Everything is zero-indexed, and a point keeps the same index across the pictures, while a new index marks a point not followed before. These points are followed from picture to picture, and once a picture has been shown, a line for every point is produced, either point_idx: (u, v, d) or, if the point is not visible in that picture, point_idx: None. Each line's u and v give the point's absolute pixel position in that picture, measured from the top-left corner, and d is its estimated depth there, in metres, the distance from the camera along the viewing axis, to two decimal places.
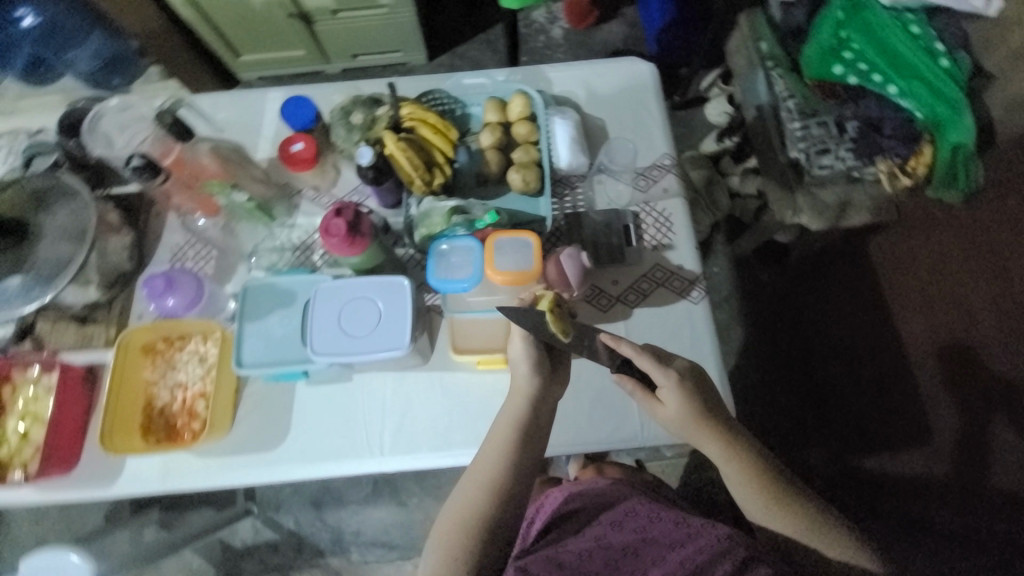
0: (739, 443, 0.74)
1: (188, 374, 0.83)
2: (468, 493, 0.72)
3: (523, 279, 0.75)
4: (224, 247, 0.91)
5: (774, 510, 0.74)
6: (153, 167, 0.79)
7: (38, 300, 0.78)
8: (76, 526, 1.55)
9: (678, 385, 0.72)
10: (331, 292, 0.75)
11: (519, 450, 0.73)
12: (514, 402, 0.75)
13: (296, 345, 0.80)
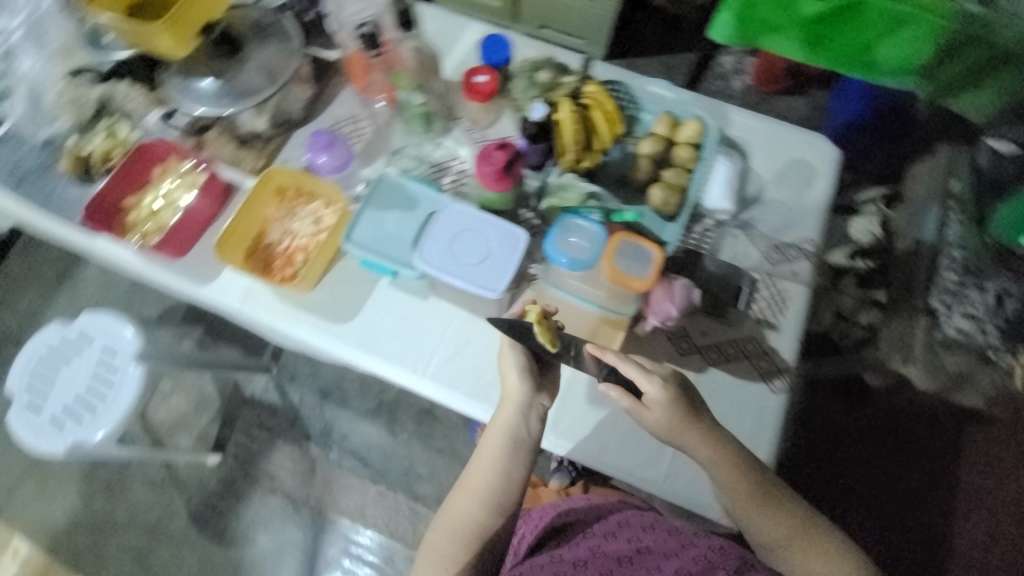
0: (732, 456, 0.76)
1: (301, 226, 0.89)
2: (463, 502, 0.82)
3: (629, 285, 0.76)
4: (375, 136, 0.98)
5: (762, 515, 0.77)
6: (373, 40, 0.88)
7: (225, 109, 0.90)
8: (130, 309, 1.71)
9: (663, 390, 0.75)
10: (456, 215, 0.78)
11: (509, 458, 0.80)
12: (504, 412, 0.80)
13: (401, 245, 0.85)
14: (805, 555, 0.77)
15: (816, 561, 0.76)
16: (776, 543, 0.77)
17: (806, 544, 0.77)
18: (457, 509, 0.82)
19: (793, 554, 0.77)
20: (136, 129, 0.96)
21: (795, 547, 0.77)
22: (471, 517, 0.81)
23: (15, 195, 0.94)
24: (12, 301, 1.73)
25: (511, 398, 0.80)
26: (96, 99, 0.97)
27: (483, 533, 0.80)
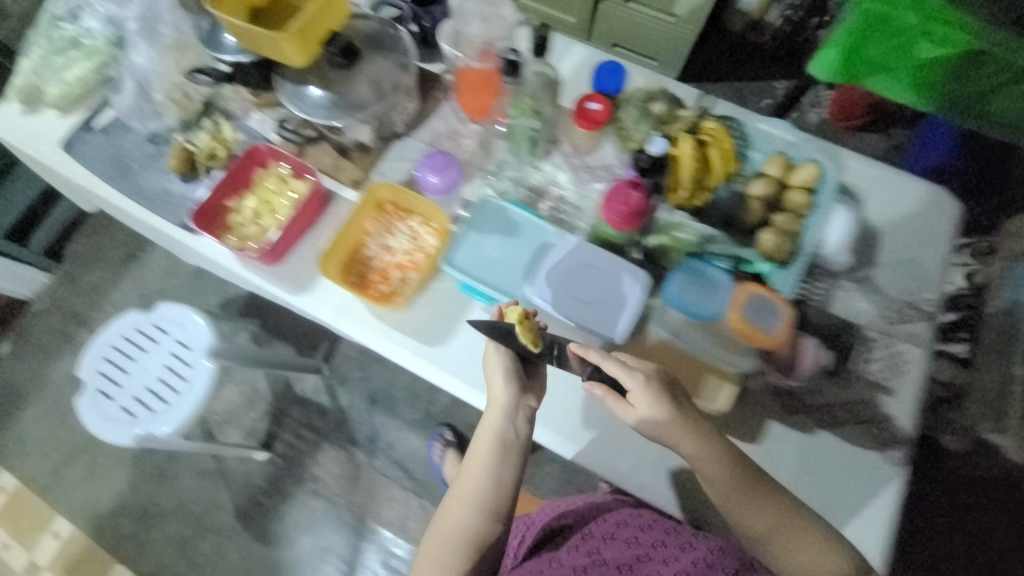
0: (712, 440, 0.72)
1: (398, 243, 0.88)
2: (456, 512, 0.78)
3: (758, 338, 0.76)
4: (474, 154, 0.96)
5: (753, 505, 0.72)
6: (518, 67, 0.87)
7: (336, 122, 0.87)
8: (192, 297, 1.74)
9: (648, 385, 0.72)
10: (584, 252, 0.80)
11: (499, 459, 0.79)
12: (491, 415, 0.79)
13: (503, 272, 0.82)
14: (796, 546, 0.71)
15: (806, 553, 0.71)
16: (766, 534, 0.72)
17: (799, 538, 0.71)
18: (451, 517, 0.78)
19: (786, 546, 0.71)
20: (238, 130, 0.97)
21: (786, 542, 0.71)
22: (468, 528, 0.78)
23: (121, 189, 0.95)
24: (79, 279, 1.76)
25: (496, 400, 0.79)
26: (203, 98, 0.98)
27: (481, 543, 0.78)
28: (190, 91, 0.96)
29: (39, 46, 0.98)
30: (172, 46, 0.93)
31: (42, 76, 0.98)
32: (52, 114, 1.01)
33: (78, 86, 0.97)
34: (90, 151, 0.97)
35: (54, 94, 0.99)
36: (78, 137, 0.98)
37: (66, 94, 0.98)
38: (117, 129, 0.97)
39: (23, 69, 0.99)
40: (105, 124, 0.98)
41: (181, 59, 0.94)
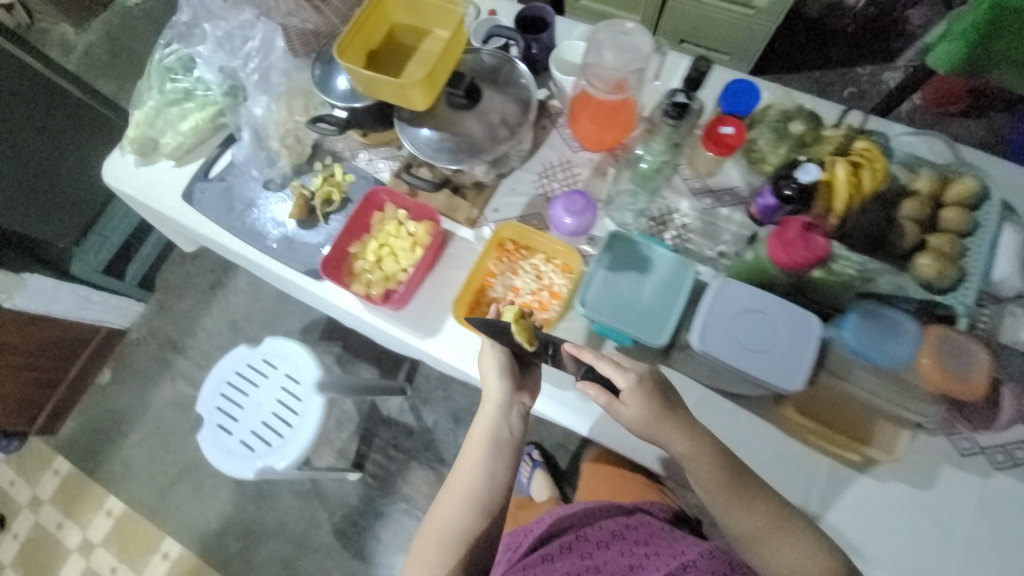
0: (699, 440, 0.72)
1: (522, 283, 0.85)
2: (451, 507, 0.80)
3: (955, 389, 0.69)
4: (589, 184, 0.92)
5: (740, 506, 0.72)
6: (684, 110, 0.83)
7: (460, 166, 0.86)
8: (275, 321, 1.79)
9: (637, 385, 0.73)
10: (731, 293, 0.68)
11: (491, 458, 0.81)
12: (486, 412, 0.82)
13: (644, 313, 0.78)
14: (779, 550, 0.71)
15: (789, 552, 0.71)
16: (752, 537, 0.72)
17: (782, 542, 0.71)
18: (446, 513, 0.80)
19: (769, 549, 0.72)
20: (349, 171, 0.97)
21: (771, 545, 0.71)
22: (458, 523, 0.79)
23: (243, 238, 0.96)
24: (171, 307, 1.85)
25: (491, 398, 0.81)
26: (315, 141, 0.98)
27: (469, 542, 0.79)
28: (303, 135, 0.97)
29: (154, 98, 0.99)
30: (286, 91, 0.95)
31: (156, 128, 0.99)
32: (167, 164, 1.02)
33: (193, 135, 0.99)
34: (209, 200, 0.99)
35: (168, 144, 0.99)
36: (195, 187, 1.00)
37: (182, 144, 0.99)
38: (234, 177, 0.99)
39: (136, 121, 0.99)
40: (222, 172, 1.00)
41: (295, 105, 0.96)
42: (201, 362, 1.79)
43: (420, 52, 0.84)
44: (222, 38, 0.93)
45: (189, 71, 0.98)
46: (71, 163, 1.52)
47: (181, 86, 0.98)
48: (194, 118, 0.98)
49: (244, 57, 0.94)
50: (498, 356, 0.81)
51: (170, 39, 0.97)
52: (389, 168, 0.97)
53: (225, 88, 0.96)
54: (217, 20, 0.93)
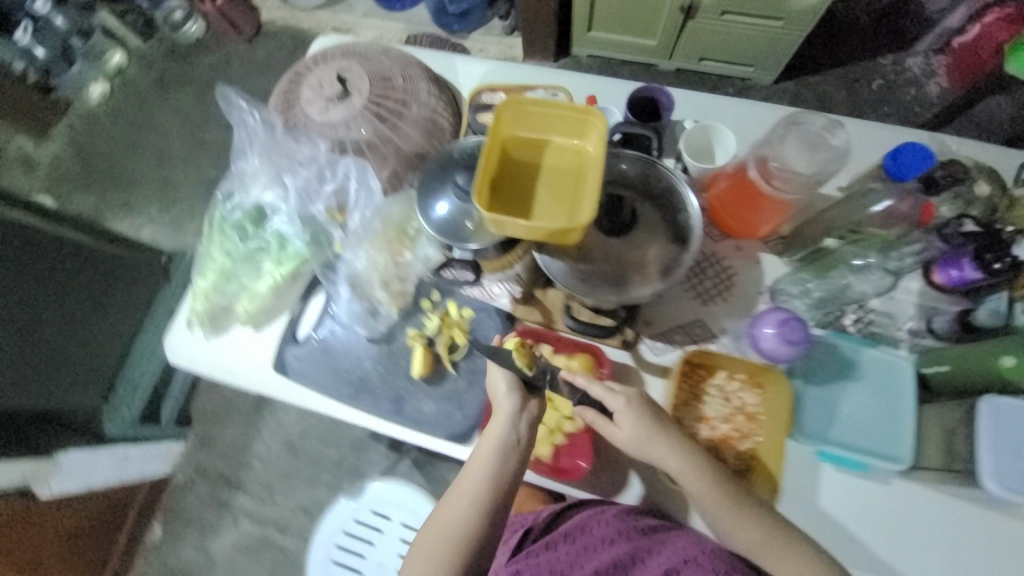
0: (693, 449, 0.68)
1: (713, 411, 0.74)
2: (453, 510, 0.70)
3: None
4: (744, 276, 0.81)
5: (739, 513, 0.67)
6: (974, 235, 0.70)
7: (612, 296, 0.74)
8: (336, 434, 1.62)
9: (631, 402, 0.69)
10: (1014, 414, 0.62)
11: (498, 467, 0.70)
12: (495, 420, 0.72)
13: (870, 428, 0.69)
14: (776, 559, 0.66)
15: (791, 563, 0.65)
16: (752, 546, 0.67)
17: (781, 552, 0.65)
18: (448, 519, 0.70)
19: (766, 559, 0.66)
20: (464, 304, 0.84)
21: (766, 554, 0.66)
22: (456, 535, 0.69)
23: (361, 404, 0.82)
24: (214, 440, 1.65)
25: (500, 408, 0.72)
26: (419, 277, 0.84)
27: (471, 557, 0.68)
28: (407, 273, 0.83)
29: (219, 260, 0.84)
30: (382, 228, 0.82)
31: (228, 293, 0.85)
32: (243, 331, 0.87)
33: (272, 294, 0.84)
34: (307, 366, 0.84)
35: (244, 310, 0.85)
36: (285, 353, 0.85)
37: (261, 305, 0.85)
38: (333, 334, 0.84)
39: (202, 290, 0.85)
40: (313, 330, 0.85)
41: (393, 242, 0.82)
42: (263, 495, 1.61)
43: (550, 173, 0.73)
44: (303, 184, 0.82)
45: (257, 222, 0.83)
46: (92, 312, 1.34)
47: (250, 240, 0.83)
48: (271, 275, 0.83)
49: (332, 200, 0.82)
50: (502, 369, 0.74)
51: (231, 191, 0.85)
52: (508, 293, 0.84)
53: (304, 237, 0.82)
54: (294, 165, 0.82)
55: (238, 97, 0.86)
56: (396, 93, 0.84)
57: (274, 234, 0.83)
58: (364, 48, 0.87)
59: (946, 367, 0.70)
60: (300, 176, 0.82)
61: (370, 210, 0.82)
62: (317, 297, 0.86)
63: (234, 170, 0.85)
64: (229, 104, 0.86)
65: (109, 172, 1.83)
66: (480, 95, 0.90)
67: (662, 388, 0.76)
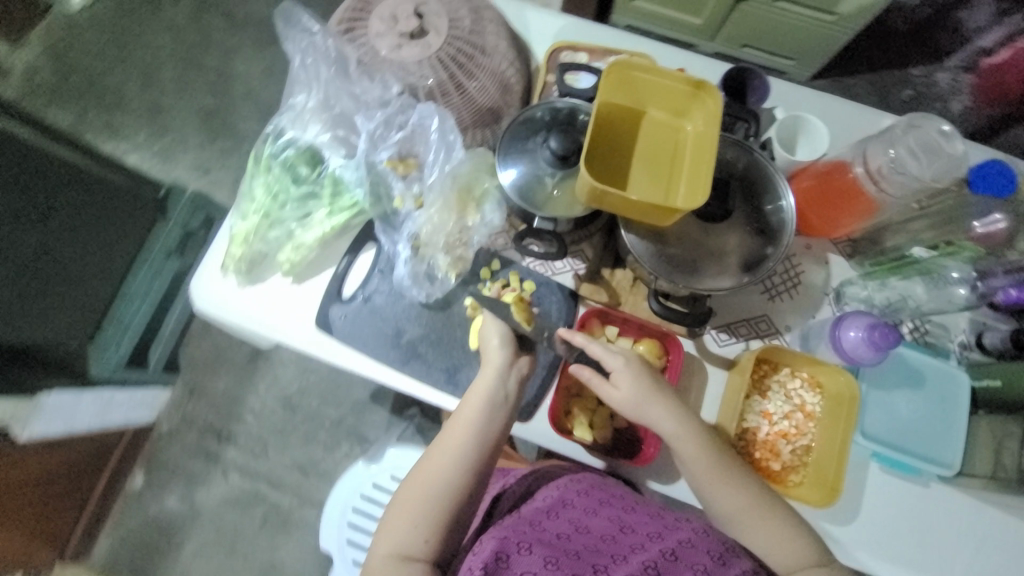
0: (688, 417, 0.68)
1: (775, 407, 0.74)
2: (436, 461, 0.66)
3: None
4: (810, 275, 0.80)
5: (725, 478, 0.67)
6: None
7: (690, 283, 0.71)
8: (338, 393, 1.57)
9: (630, 367, 0.70)
10: None
11: (485, 417, 0.68)
12: (484, 374, 0.70)
13: (924, 433, 0.72)
14: (756, 528, 0.66)
15: (773, 532, 0.65)
16: (733, 513, 0.66)
17: (761, 521, 0.66)
18: (431, 468, 0.66)
19: (747, 528, 0.66)
20: (526, 277, 0.79)
21: (747, 522, 0.66)
22: (440, 486, 0.65)
23: (413, 371, 0.78)
24: (205, 389, 1.57)
25: (492, 360, 0.70)
26: (480, 244, 0.79)
27: (455, 506, 0.65)
28: (469, 239, 0.77)
29: (265, 201, 0.76)
30: (451, 189, 0.76)
31: (270, 239, 0.77)
32: (281, 281, 0.80)
33: (318, 245, 0.77)
34: (352, 327, 0.78)
35: (286, 259, 0.77)
36: (328, 311, 0.78)
37: (306, 256, 0.78)
38: (384, 295, 0.79)
39: (241, 233, 0.77)
40: (361, 288, 0.79)
41: (455, 203, 0.76)
42: (255, 449, 1.54)
43: (645, 151, 0.68)
44: (367, 127, 0.75)
45: (313, 165, 0.77)
46: (85, 242, 1.21)
47: (303, 184, 0.76)
48: (321, 224, 0.77)
49: (397, 149, 0.76)
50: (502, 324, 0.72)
51: (285, 127, 0.77)
52: (571, 269, 0.80)
53: (363, 187, 0.75)
54: (359, 104, 0.75)
55: (303, 19, 0.78)
56: (471, 36, 0.76)
57: (330, 179, 0.76)
58: None
59: (999, 382, 0.71)
60: (366, 119, 0.75)
61: (438, 166, 0.75)
62: (366, 254, 0.81)
63: (290, 103, 0.78)
64: (292, 26, 0.78)
65: (91, 87, 1.63)
66: (559, 52, 0.82)
67: (726, 380, 0.76)
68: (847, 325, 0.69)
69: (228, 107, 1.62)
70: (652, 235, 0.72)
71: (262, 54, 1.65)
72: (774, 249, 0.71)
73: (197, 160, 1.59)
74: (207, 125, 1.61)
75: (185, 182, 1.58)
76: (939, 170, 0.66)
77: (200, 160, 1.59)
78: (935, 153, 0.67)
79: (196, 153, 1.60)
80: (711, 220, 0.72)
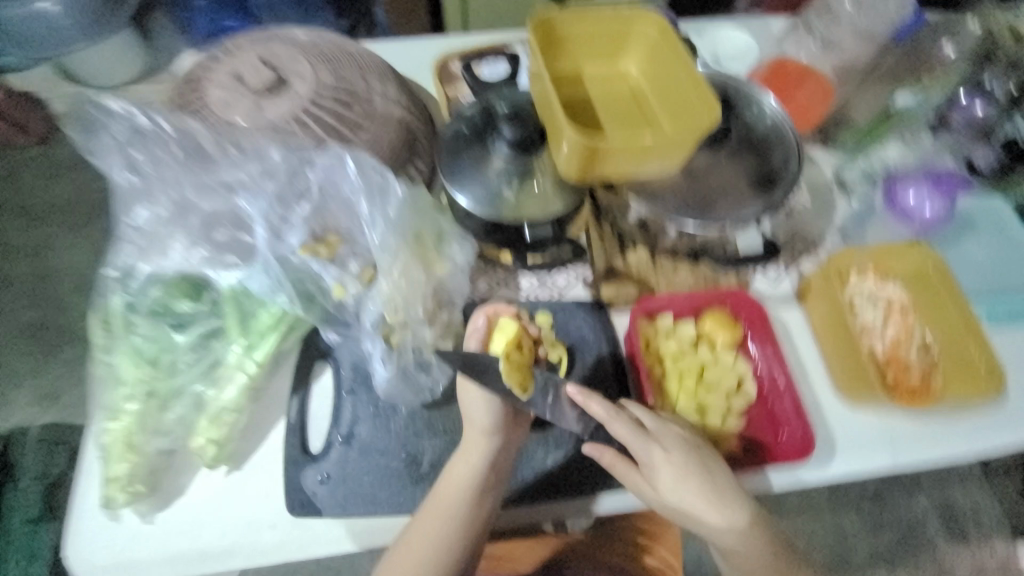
0: (745, 511, 0.51)
1: (871, 318, 0.62)
2: (409, 562, 0.51)
3: None
4: (809, 174, 0.72)
5: (774, 572, 0.54)
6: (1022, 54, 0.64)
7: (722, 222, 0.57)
8: None
9: (672, 466, 0.50)
10: None
11: (471, 509, 0.51)
12: (465, 455, 0.51)
13: (1015, 269, 0.64)
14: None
15: None
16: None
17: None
18: (402, 566, 0.51)
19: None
20: (535, 311, 0.61)
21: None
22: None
23: None
24: None
25: (478, 445, 0.51)
26: (463, 299, 0.59)
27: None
28: (448, 299, 0.57)
29: (140, 379, 0.50)
30: (404, 245, 0.55)
31: (168, 426, 0.50)
32: (210, 480, 0.52)
33: (246, 401, 0.52)
34: (346, 491, 0.52)
35: (207, 445, 0.51)
36: (302, 485, 0.52)
37: (236, 427, 0.52)
38: (371, 424, 0.55)
39: (115, 440, 0.49)
40: (335, 430, 0.55)
41: (416, 265, 0.55)
42: None
43: (603, 105, 0.57)
44: (255, 211, 0.52)
45: (196, 296, 0.52)
46: None
47: (192, 329, 0.51)
48: (243, 371, 0.52)
49: (312, 227, 0.53)
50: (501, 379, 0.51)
51: (131, 261, 0.51)
52: (579, 279, 0.64)
53: (283, 295, 0.52)
54: (232, 189, 0.52)
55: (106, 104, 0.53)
56: (339, 63, 0.59)
57: (231, 306, 0.52)
58: (279, 31, 0.61)
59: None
60: (252, 202, 0.52)
61: (377, 224, 0.54)
62: (323, 380, 0.57)
63: (126, 223, 0.52)
64: (97, 117, 0.53)
65: None
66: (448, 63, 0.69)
67: (806, 314, 0.64)
68: (904, 191, 0.67)
69: (61, 310, 1.21)
70: (653, 193, 0.59)
71: (84, 236, 1.28)
72: (783, 143, 0.61)
73: (35, 389, 1.14)
74: (35, 343, 1.19)
75: (26, 421, 1.11)
76: (881, 20, 0.69)
77: (41, 387, 1.14)
78: (880, 6, 0.69)
79: (33, 380, 1.15)
80: (710, 140, 0.62)
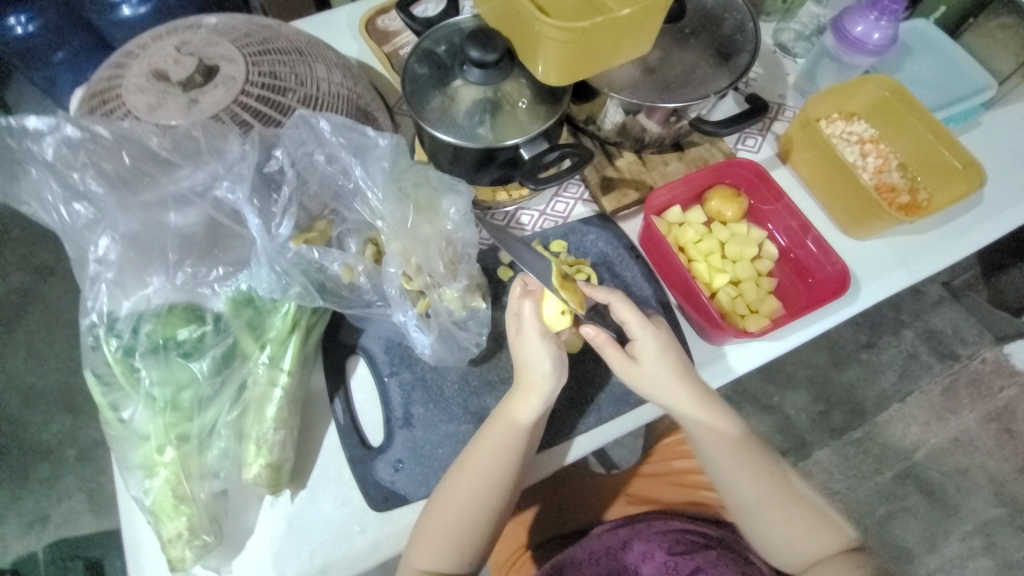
0: (709, 395, 0.52)
1: (852, 156, 0.65)
2: (468, 495, 0.47)
3: None
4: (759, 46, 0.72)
5: (757, 468, 0.52)
6: None
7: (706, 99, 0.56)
8: None
9: (663, 361, 0.50)
10: None
11: (525, 448, 0.48)
12: (523, 399, 0.49)
13: (954, 80, 0.69)
14: (775, 527, 0.52)
15: (796, 528, 0.52)
16: (758, 509, 0.52)
17: (789, 512, 0.52)
18: (461, 506, 0.47)
19: (769, 529, 0.52)
20: (549, 241, 0.60)
21: (773, 516, 0.52)
22: (472, 523, 0.47)
23: (540, 442, 0.53)
24: None
25: (536, 387, 0.49)
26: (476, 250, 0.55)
27: (491, 533, 0.49)
28: (462, 252, 0.53)
29: (167, 425, 0.45)
30: (407, 206, 0.52)
31: (212, 464, 0.46)
32: (278, 505, 0.49)
33: (283, 417, 0.47)
34: (423, 468, 0.50)
35: (264, 472, 0.46)
36: (379, 480, 0.49)
37: (288, 445, 0.48)
38: (425, 398, 0.53)
39: (163, 496, 0.44)
40: (391, 417, 0.52)
41: (421, 225, 0.52)
42: None
43: None
44: (237, 199, 0.46)
45: (200, 321, 0.46)
46: None
47: (205, 357, 0.46)
48: (277, 386, 0.47)
49: (299, 213, 0.49)
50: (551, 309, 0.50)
51: (113, 303, 0.45)
52: (579, 199, 0.64)
53: (294, 289, 0.47)
54: (202, 195, 0.47)
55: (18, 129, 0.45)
56: (260, 36, 0.52)
57: (239, 321, 0.47)
58: (185, 21, 0.54)
59: (944, 7, 0.69)
60: (231, 188, 0.46)
61: (375, 178, 0.51)
62: (360, 373, 0.55)
63: (88, 260, 0.46)
64: (12, 147, 0.45)
65: None
66: (372, 23, 0.68)
67: (793, 170, 0.67)
68: (850, 22, 0.63)
69: (18, 428, 1.03)
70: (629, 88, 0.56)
71: (9, 347, 1.07)
72: (734, 10, 0.60)
73: (17, 520, 0.98)
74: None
75: (25, 553, 0.96)
76: None
77: (26, 513, 0.98)
78: None
79: (15, 508, 0.99)
80: (671, 21, 0.59)
